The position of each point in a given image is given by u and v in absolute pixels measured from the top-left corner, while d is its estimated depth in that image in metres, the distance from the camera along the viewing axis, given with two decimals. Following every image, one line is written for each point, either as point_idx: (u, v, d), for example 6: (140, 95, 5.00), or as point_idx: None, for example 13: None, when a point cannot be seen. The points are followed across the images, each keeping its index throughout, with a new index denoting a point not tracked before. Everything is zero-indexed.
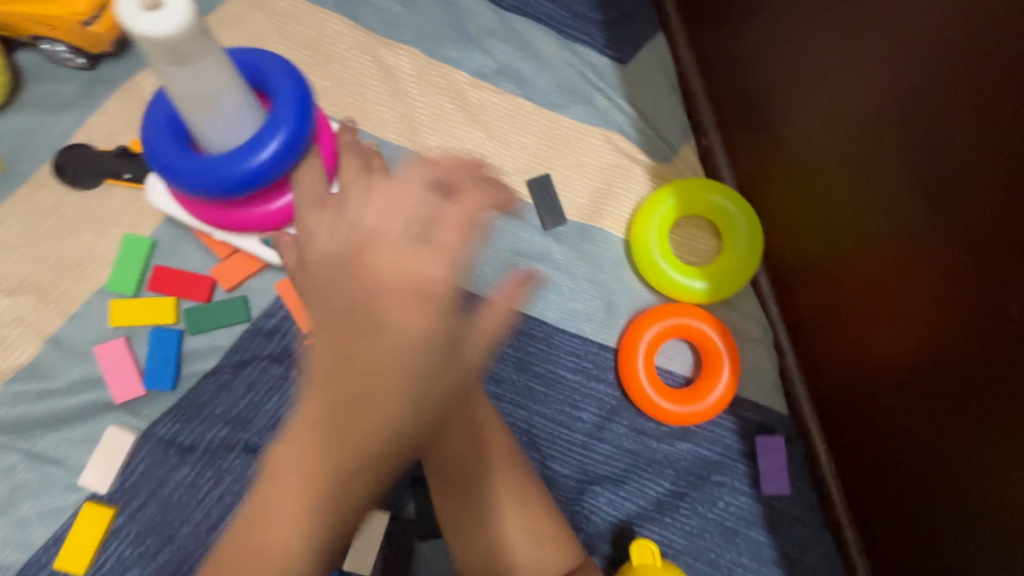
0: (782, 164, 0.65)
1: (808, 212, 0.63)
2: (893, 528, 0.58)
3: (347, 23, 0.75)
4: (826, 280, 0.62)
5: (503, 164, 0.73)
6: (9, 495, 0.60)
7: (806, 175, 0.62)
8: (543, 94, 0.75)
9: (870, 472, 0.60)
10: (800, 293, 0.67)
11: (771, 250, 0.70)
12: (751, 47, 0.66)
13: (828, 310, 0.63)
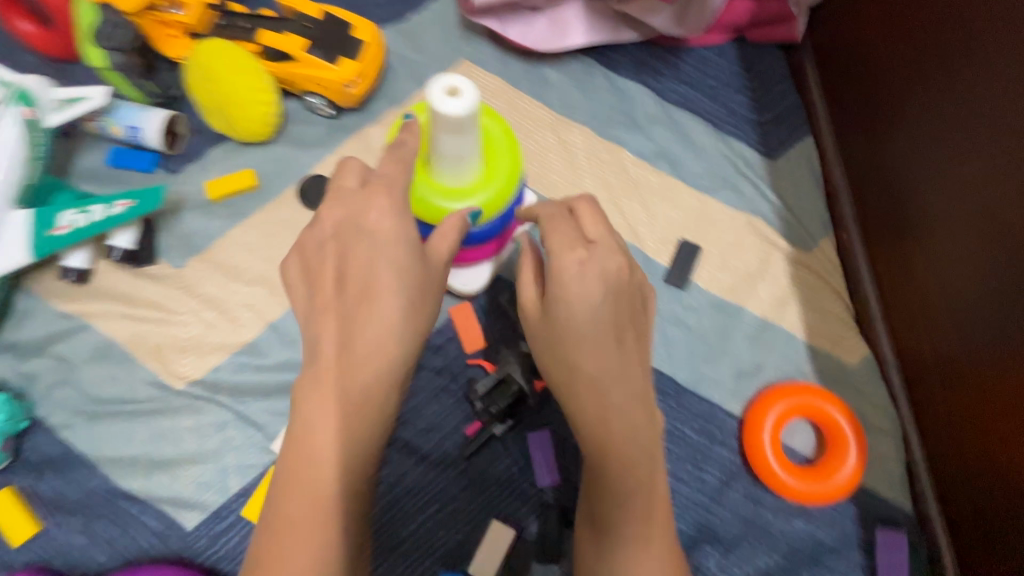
0: (920, 272, 0.69)
1: (939, 318, 0.66)
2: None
3: (534, 100, 0.88)
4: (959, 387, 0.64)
5: (652, 233, 0.82)
6: (219, 447, 0.73)
7: (942, 286, 0.65)
8: (696, 177, 0.85)
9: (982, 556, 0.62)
10: (933, 395, 0.68)
11: (907, 347, 0.72)
12: (901, 158, 0.71)
13: (963, 418, 0.64)
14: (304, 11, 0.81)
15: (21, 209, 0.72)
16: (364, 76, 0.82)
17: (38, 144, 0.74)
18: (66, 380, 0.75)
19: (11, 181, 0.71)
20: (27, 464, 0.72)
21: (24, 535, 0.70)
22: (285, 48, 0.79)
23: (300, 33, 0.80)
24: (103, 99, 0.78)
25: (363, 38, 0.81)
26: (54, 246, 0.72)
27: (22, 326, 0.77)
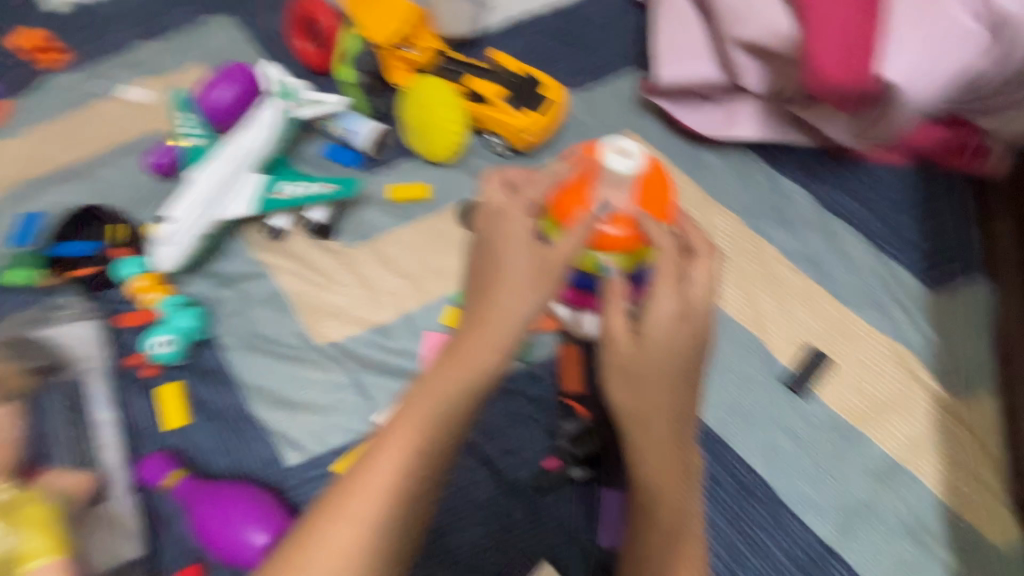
0: None
1: None
2: None
3: (688, 179, 0.93)
4: None
5: (782, 332, 0.80)
6: (333, 404, 0.83)
7: None
8: (842, 290, 0.82)
9: None
10: None
11: None
12: None
13: None
14: (511, 67, 0.92)
15: (256, 173, 0.92)
16: (543, 128, 0.92)
17: (286, 129, 0.96)
18: (241, 312, 0.91)
19: (260, 151, 0.92)
20: (194, 369, 0.88)
21: (176, 423, 0.85)
22: (484, 92, 0.92)
23: (499, 81, 0.91)
24: (339, 105, 0.96)
25: (551, 96, 0.91)
26: (270, 205, 0.91)
27: (226, 262, 0.95)
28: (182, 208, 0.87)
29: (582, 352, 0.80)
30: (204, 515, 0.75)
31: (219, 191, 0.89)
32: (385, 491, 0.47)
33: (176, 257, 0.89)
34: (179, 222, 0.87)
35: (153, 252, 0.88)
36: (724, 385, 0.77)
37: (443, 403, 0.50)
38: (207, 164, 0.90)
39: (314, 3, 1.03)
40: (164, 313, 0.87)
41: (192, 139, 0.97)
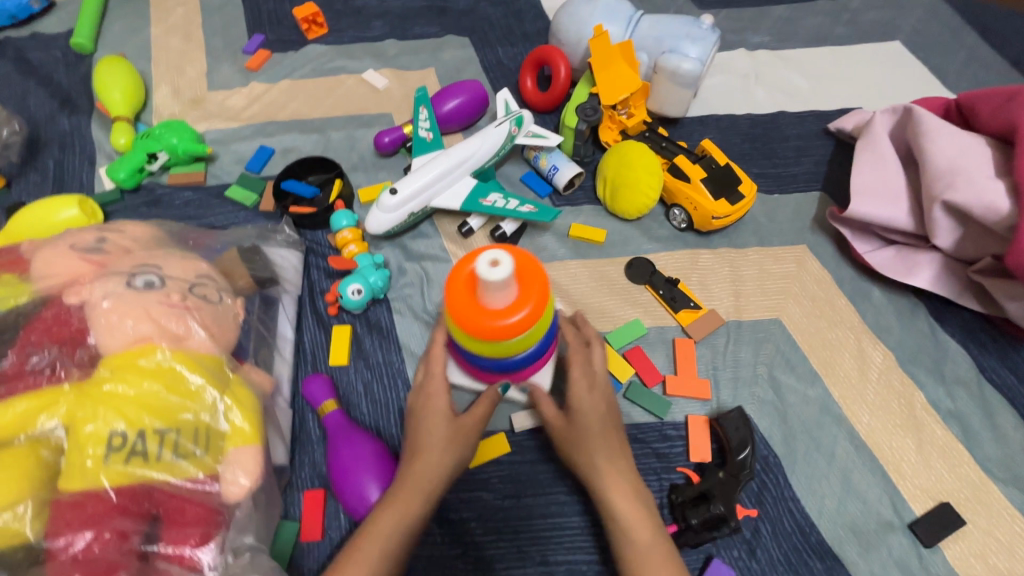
0: None
1: None
2: None
3: (851, 305, 0.98)
4: None
5: (915, 478, 0.82)
6: None
7: None
8: (986, 458, 0.83)
9: None
10: None
11: None
12: None
13: None
14: (715, 156, 1.04)
15: (471, 179, 1.07)
16: (728, 217, 1.01)
17: (504, 148, 1.09)
18: (417, 285, 1.03)
19: (480, 161, 1.06)
20: (366, 320, 0.99)
21: (338, 360, 0.94)
22: (687, 171, 1.03)
23: (702, 166, 1.03)
24: (554, 143, 1.10)
25: (744, 193, 1.02)
26: (477, 208, 1.03)
27: (416, 240, 1.07)
28: (412, 188, 1.00)
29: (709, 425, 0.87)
30: (337, 450, 0.83)
31: (442, 184, 1.03)
32: (412, 500, 0.68)
33: (389, 227, 1.01)
34: (405, 200, 1.00)
35: (371, 216, 1.01)
36: (847, 506, 0.80)
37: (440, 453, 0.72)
38: (439, 158, 1.03)
39: (553, 53, 1.17)
40: (360, 265, 0.99)
41: (423, 132, 1.12)
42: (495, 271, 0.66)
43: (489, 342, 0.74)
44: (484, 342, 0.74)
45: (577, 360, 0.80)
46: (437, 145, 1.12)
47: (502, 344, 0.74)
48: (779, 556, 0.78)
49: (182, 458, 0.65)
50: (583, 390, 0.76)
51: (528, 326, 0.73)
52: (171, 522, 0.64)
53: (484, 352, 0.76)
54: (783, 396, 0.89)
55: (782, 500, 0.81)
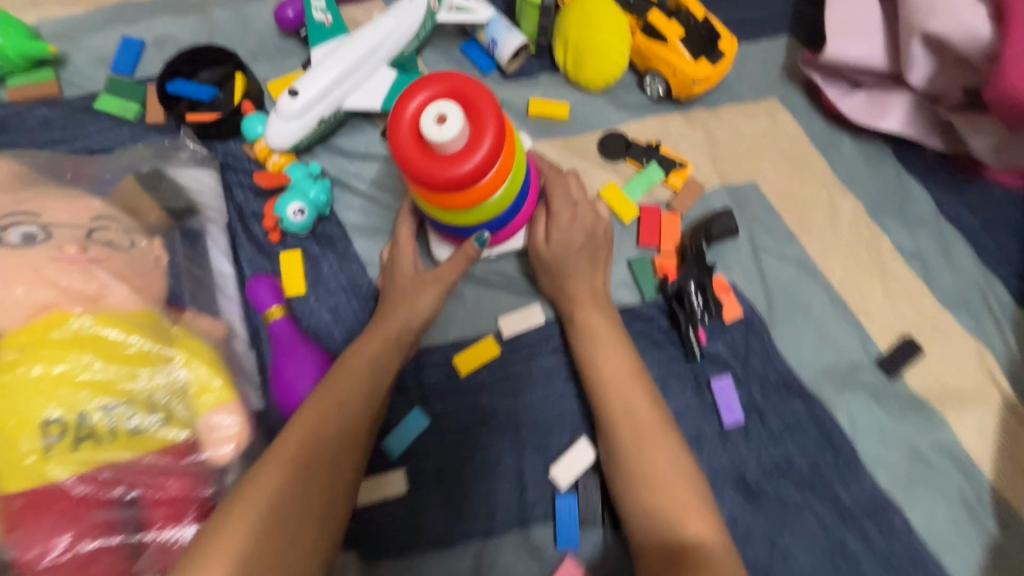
0: None
1: None
2: None
3: (822, 159, 0.95)
4: None
5: (883, 318, 0.86)
6: (456, 302, 0.86)
7: None
8: (942, 292, 0.87)
9: None
10: None
11: None
12: None
13: None
14: (692, 8, 0.91)
15: (389, 70, 0.88)
16: (709, 80, 0.92)
17: (425, 27, 0.91)
18: (366, 195, 0.90)
19: (397, 45, 0.87)
20: (316, 241, 0.86)
21: (294, 290, 0.83)
22: (663, 30, 0.91)
23: (680, 23, 0.91)
24: (484, 17, 0.93)
25: (725, 51, 0.92)
26: None
27: (351, 137, 0.92)
28: (316, 88, 0.81)
29: (727, 283, 0.86)
30: (281, 367, 0.75)
31: (352, 82, 0.85)
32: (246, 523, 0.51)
33: (298, 138, 0.84)
34: (309, 103, 0.82)
35: (270, 125, 0.83)
36: (824, 353, 0.84)
37: (325, 410, 0.63)
38: (345, 46, 0.84)
39: (476, 100, 0.65)
40: (293, 179, 0.85)
41: (319, 15, 0.90)
42: (445, 128, 0.62)
43: (445, 214, 0.72)
44: (468, 210, 0.71)
45: (555, 193, 0.81)
46: (340, 30, 0.91)
47: (479, 207, 0.71)
48: (766, 404, 0.82)
49: (144, 427, 0.57)
50: (562, 219, 0.80)
51: (486, 195, 0.70)
52: (150, 515, 0.57)
53: (449, 221, 0.74)
54: (760, 260, 0.89)
55: (766, 357, 0.84)
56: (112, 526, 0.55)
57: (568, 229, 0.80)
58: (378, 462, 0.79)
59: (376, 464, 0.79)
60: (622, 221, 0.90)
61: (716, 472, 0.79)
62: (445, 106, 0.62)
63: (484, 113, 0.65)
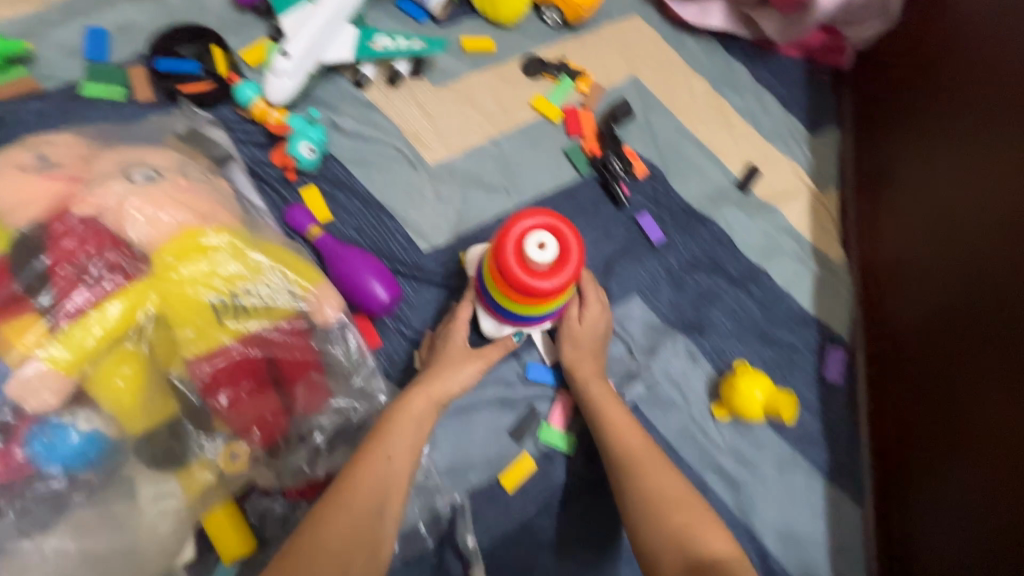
0: (887, 229, 1.16)
1: (902, 245, 1.11)
2: (896, 425, 1.04)
3: (676, 55, 1.32)
4: (931, 311, 1.01)
5: (734, 156, 1.26)
6: (450, 202, 1.11)
7: (895, 238, 1.13)
8: (766, 133, 1.29)
9: (892, 386, 1.07)
10: (892, 293, 1.12)
11: (876, 258, 1.17)
12: (912, 150, 1.14)
13: (906, 306, 1.07)
14: None
15: (351, 27, 1.10)
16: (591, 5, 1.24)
17: None
18: (353, 132, 1.10)
19: (353, 5, 1.08)
20: (325, 176, 1.06)
21: (322, 216, 1.04)
22: None
23: None
24: None
25: None
26: (368, 54, 1.10)
27: (328, 88, 1.13)
28: (303, 47, 1.01)
29: (634, 151, 1.21)
30: (339, 269, 0.98)
31: (326, 40, 1.05)
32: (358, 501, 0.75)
33: (294, 91, 1.03)
34: (300, 60, 1.01)
35: (269, 85, 1.01)
36: (704, 186, 1.23)
37: (416, 412, 0.84)
38: (314, 10, 1.03)
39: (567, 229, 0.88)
40: (294, 127, 1.04)
41: None
42: (546, 251, 0.85)
43: (517, 303, 0.90)
44: (527, 308, 0.90)
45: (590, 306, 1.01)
46: None
47: (542, 302, 0.90)
48: (676, 226, 1.19)
49: (276, 300, 0.80)
50: (585, 281, 1.03)
51: (558, 291, 0.89)
52: (288, 374, 0.82)
53: (510, 304, 0.91)
54: (652, 131, 1.24)
55: (669, 196, 1.20)
56: (263, 383, 0.80)
57: (589, 288, 1.03)
58: (421, 326, 1.04)
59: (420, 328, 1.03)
60: (554, 122, 1.19)
61: (652, 277, 1.15)
62: (541, 238, 0.85)
63: (564, 271, 0.85)
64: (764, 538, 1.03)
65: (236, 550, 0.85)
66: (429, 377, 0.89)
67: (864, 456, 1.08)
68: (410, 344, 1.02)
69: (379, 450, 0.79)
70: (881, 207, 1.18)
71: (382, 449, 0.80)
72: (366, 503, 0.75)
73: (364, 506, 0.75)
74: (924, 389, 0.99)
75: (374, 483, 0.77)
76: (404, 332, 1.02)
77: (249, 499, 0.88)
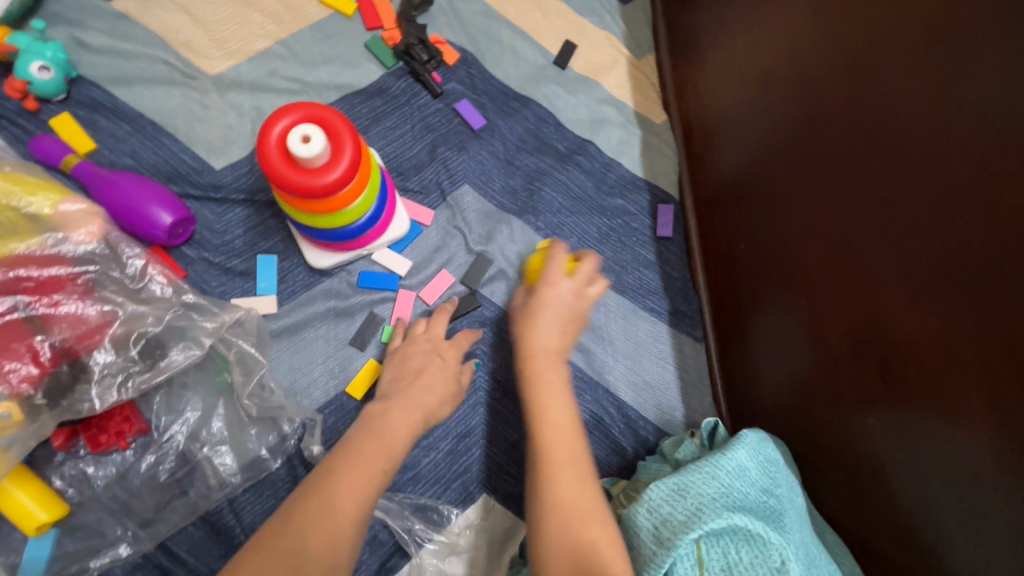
0: (703, 74, 1.16)
1: (717, 87, 1.12)
2: (727, 260, 1.09)
3: None
4: (752, 139, 1.02)
5: (549, 33, 1.24)
6: (240, 114, 1.00)
7: (713, 81, 1.13)
8: (577, 6, 1.27)
9: (721, 222, 1.10)
10: (713, 134, 1.13)
11: (696, 107, 1.18)
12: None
13: (729, 145, 1.09)
14: None
15: None
16: None
17: None
18: (106, 50, 0.97)
19: None
20: (80, 102, 0.94)
21: (85, 147, 0.92)
22: None
23: None
24: None
25: None
26: None
27: (63, 3, 0.97)
28: None
29: (441, 37, 1.15)
30: (104, 198, 0.86)
31: None
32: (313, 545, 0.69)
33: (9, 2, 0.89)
34: None
35: None
36: (520, 67, 1.20)
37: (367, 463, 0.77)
38: None
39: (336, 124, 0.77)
40: (20, 46, 0.89)
41: None
42: (310, 145, 0.74)
43: (303, 210, 0.83)
44: (320, 215, 0.84)
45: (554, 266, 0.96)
46: None
47: (332, 209, 0.83)
48: (496, 110, 1.16)
49: (5, 231, 0.68)
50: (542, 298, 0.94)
51: (341, 194, 0.81)
52: (38, 305, 0.68)
53: (305, 220, 0.86)
54: (457, 16, 1.18)
55: (485, 80, 1.16)
56: (8, 320, 0.67)
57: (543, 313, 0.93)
58: (230, 249, 0.96)
59: (229, 251, 0.96)
60: (347, 15, 1.10)
61: (479, 163, 1.12)
62: (307, 134, 0.74)
63: (345, 155, 0.77)
64: (619, 392, 1.07)
65: (40, 520, 0.76)
66: (363, 437, 0.80)
67: (702, 298, 1.14)
68: (219, 270, 0.94)
69: (328, 493, 0.72)
70: (695, 57, 1.19)
71: (328, 488, 0.73)
72: (319, 533, 0.69)
73: (314, 541, 0.69)
74: (753, 216, 1.02)
75: (326, 521, 0.70)
76: (209, 257, 0.95)
77: (51, 465, 0.81)
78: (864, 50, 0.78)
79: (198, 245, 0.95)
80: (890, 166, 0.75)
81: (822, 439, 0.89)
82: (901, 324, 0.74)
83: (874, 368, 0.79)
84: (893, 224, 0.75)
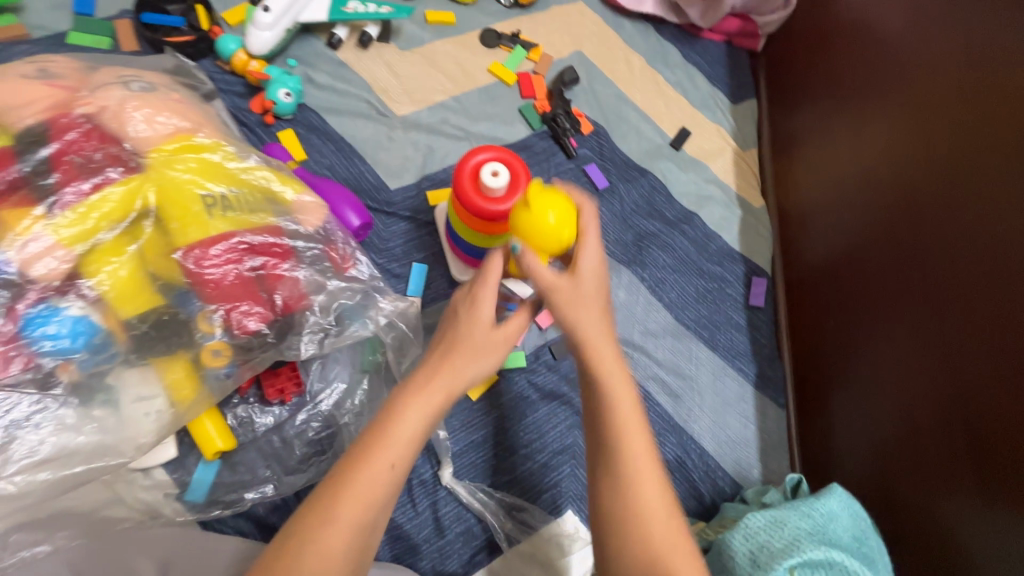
0: (800, 173, 1.33)
1: (812, 184, 1.29)
2: (813, 336, 1.19)
3: (616, 35, 1.51)
4: (843, 230, 1.17)
5: (669, 120, 1.44)
6: (416, 149, 1.22)
7: (809, 179, 1.30)
8: (694, 101, 1.48)
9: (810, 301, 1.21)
10: (805, 224, 1.28)
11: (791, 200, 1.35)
12: (816, 107, 1.33)
13: (821, 234, 1.23)
14: None
15: None
16: None
17: None
18: (327, 87, 1.23)
19: None
20: (301, 123, 1.18)
21: (299, 156, 1.15)
22: None
23: None
24: None
25: None
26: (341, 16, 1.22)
27: (303, 49, 1.25)
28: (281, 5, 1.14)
29: (581, 111, 1.37)
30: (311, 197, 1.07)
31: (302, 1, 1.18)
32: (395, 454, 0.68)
33: (273, 43, 1.16)
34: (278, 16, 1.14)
35: (251, 36, 1.14)
36: (642, 143, 1.40)
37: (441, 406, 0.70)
38: None
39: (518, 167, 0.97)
40: (273, 75, 1.14)
41: None
42: (498, 178, 0.93)
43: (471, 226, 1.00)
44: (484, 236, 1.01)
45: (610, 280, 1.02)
46: None
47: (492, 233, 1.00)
48: (619, 176, 1.35)
49: (260, 207, 0.87)
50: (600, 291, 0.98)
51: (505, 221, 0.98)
52: (269, 270, 0.85)
53: (468, 235, 1.02)
54: (596, 96, 1.41)
55: (612, 150, 1.36)
56: (247, 278, 0.83)
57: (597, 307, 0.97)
58: (391, 254, 1.14)
59: (391, 256, 1.14)
60: (509, 84, 1.34)
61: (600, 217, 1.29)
62: (498, 170, 0.93)
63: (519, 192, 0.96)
64: (702, 439, 1.15)
65: (216, 447, 0.90)
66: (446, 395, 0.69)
67: (786, 367, 1.24)
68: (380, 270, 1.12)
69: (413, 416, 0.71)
70: (793, 158, 1.37)
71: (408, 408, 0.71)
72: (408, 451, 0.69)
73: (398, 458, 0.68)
74: (841, 295, 1.14)
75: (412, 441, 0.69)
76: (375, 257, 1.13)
77: (228, 404, 0.96)
78: (950, 163, 0.95)
79: (366, 247, 1.13)
80: (976, 252, 0.88)
81: (895, 504, 0.95)
82: (983, 392, 0.83)
83: (958, 432, 0.86)
84: (981, 303, 0.86)
